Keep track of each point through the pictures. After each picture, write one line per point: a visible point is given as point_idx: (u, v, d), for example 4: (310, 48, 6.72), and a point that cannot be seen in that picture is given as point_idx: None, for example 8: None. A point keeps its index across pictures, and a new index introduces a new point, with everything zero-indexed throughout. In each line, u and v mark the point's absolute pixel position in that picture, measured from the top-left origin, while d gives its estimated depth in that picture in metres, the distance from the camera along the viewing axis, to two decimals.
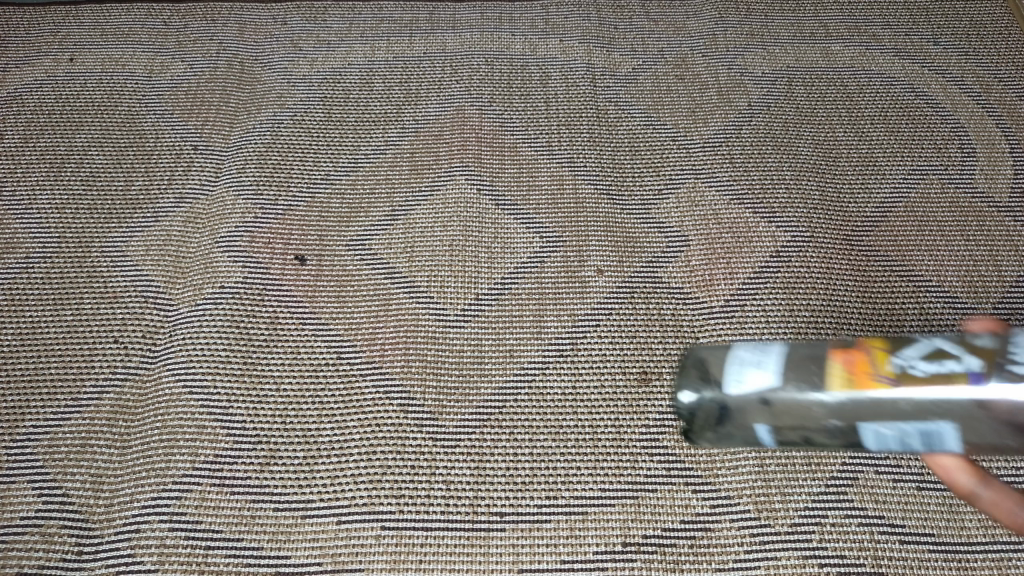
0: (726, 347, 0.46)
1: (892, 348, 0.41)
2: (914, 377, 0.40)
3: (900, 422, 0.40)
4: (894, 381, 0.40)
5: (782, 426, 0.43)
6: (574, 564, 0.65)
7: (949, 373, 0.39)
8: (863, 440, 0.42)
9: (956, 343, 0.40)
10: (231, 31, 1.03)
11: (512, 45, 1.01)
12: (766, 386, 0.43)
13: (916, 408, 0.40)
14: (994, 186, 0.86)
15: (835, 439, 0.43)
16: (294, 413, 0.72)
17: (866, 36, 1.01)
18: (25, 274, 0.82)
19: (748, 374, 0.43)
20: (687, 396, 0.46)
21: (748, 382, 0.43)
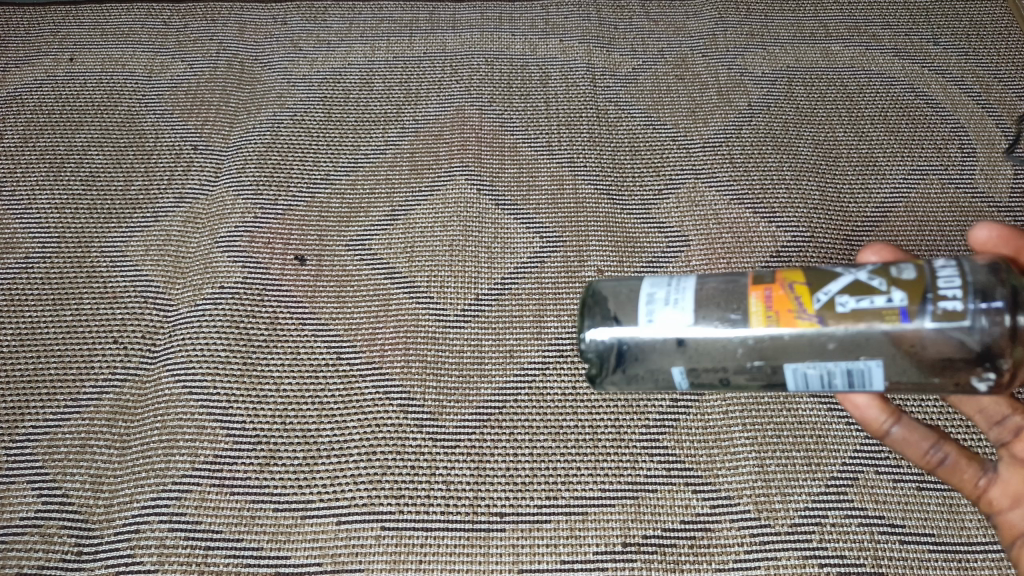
0: (634, 288, 0.53)
1: (815, 283, 0.50)
2: (843, 311, 0.49)
3: (824, 357, 0.50)
4: (807, 312, 0.50)
5: (691, 364, 0.52)
6: (574, 564, 0.65)
7: (877, 306, 0.49)
8: (770, 378, 0.52)
9: (874, 275, 0.50)
10: (231, 31, 1.03)
11: (512, 45, 1.01)
12: (676, 322, 0.51)
13: (843, 342, 0.49)
14: (994, 186, 0.86)
15: (738, 378, 0.52)
16: (294, 413, 0.72)
17: (866, 36, 1.01)
18: (25, 274, 0.82)
19: (659, 312, 0.51)
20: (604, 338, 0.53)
21: (661, 318, 0.51)
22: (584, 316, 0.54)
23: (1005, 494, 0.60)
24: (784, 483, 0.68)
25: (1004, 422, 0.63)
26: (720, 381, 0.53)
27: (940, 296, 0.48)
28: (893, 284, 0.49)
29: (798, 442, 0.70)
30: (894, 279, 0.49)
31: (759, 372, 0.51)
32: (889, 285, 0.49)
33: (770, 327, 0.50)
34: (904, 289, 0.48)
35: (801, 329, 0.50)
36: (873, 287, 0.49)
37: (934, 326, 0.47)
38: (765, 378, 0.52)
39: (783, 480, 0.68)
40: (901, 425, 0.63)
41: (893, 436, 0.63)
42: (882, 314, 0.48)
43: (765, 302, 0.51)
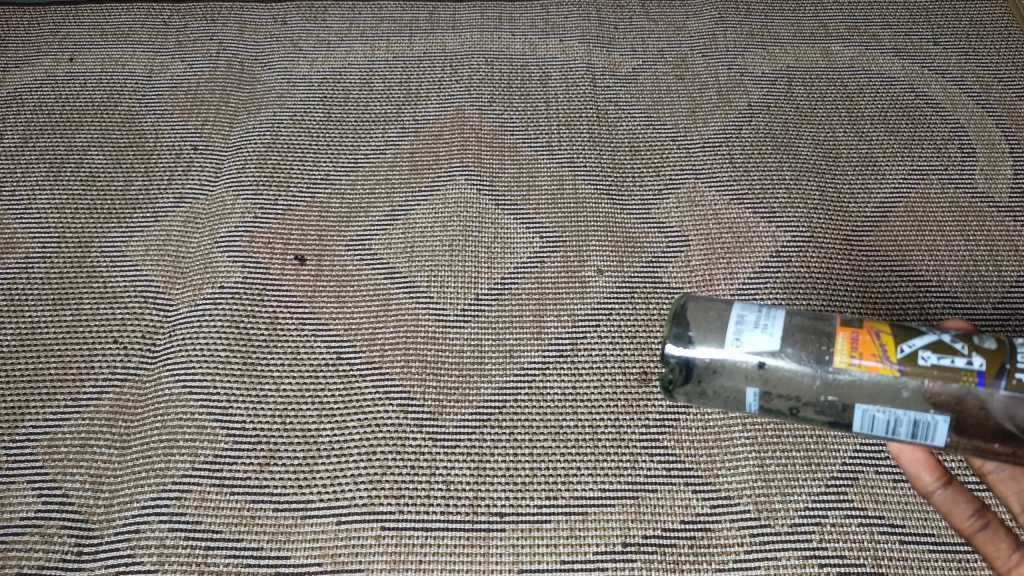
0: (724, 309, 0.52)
1: (900, 334, 0.51)
2: (924, 365, 0.50)
3: (896, 405, 0.50)
4: (891, 360, 0.50)
5: (767, 390, 0.51)
6: (574, 564, 0.65)
7: (956, 367, 0.49)
8: (839, 417, 0.51)
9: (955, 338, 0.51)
10: (231, 31, 1.03)
11: (512, 45, 1.01)
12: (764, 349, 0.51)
13: (916, 395, 0.49)
14: (994, 186, 0.86)
15: (808, 410, 0.52)
16: (294, 413, 0.72)
17: (865, 36, 1.01)
18: (24, 274, 0.82)
19: (748, 335, 0.51)
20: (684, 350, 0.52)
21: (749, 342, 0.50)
22: (672, 325, 0.52)
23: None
24: (784, 483, 0.68)
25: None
26: (791, 411, 0.52)
27: (1019, 367, 0.49)
28: (975, 349, 0.50)
29: (797, 442, 0.70)
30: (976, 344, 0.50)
31: (829, 408, 0.51)
32: (972, 348, 0.50)
33: (853, 368, 0.50)
34: (985, 356, 0.49)
35: (882, 375, 0.49)
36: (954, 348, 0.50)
37: (1008, 395, 0.48)
38: (833, 416, 0.51)
39: (783, 480, 0.68)
40: (950, 488, 0.60)
41: (939, 497, 0.61)
42: (960, 374, 0.49)
43: (851, 344, 0.50)
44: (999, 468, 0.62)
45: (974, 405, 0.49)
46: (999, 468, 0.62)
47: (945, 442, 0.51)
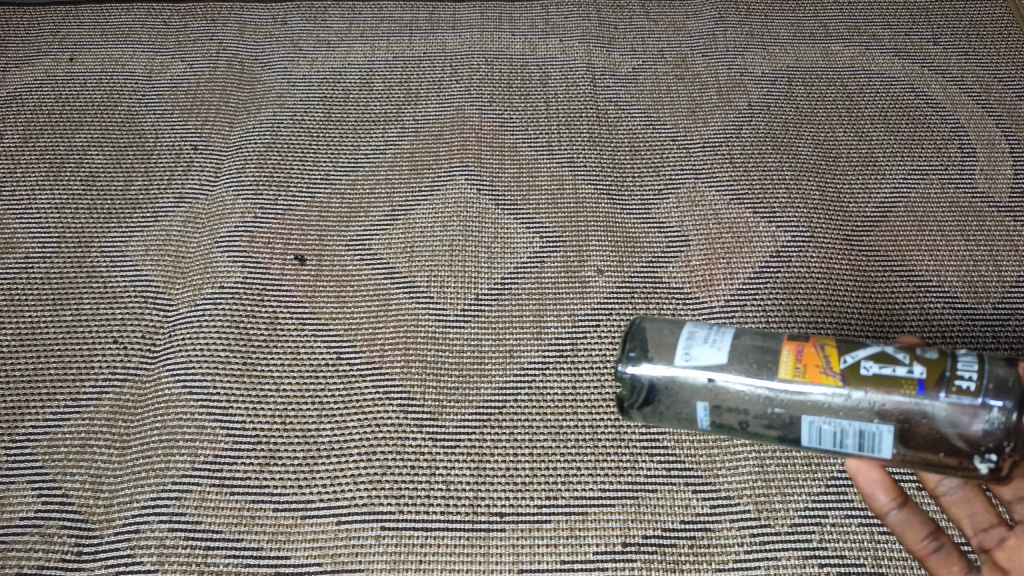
0: (674, 326, 0.53)
1: (843, 347, 0.51)
2: (866, 374, 0.49)
3: (841, 414, 0.49)
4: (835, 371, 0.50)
5: (717, 402, 0.51)
6: (574, 564, 0.65)
7: (897, 375, 0.49)
8: (787, 430, 0.51)
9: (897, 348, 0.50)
10: (231, 31, 1.03)
11: (512, 45, 1.01)
12: (714, 363, 0.51)
13: (859, 404, 0.49)
14: (994, 186, 0.86)
15: (757, 424, 0.51)
16: (294, 413, 0.72)
17: (865, 36, 1.01)
18: (25, 274, 0.82)
19: (697, 350, 0.52)
20: (635, 365, 0.52)
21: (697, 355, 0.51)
22: (623, 341, 0.53)
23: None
24: (784, 483, 0.68)
25: (990, 529, 0.60)
26: (741, 425, 0.52)
27: (957, 374, 0.48)
28: (915, 357, 0.49)
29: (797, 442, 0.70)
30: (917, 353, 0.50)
31: (778, 420, 0.50)
32: (912, 357, 0.49)
33: (796, 379, 0.50)
34: (926, 365, 0.49)
35: (825, 386, 0.49)
36: (894, 356, 0.50)
37: (948, 400, 0.47)
38: (782, 429, 0.51)
39: (783, 480, 0.68)
40: (905, 509, 0.58)
41: (894, 518, 0.58)
42: (901, 381, 0.48)
43: (795, 356, 0.51)
44: (952, 488, 0.61)
45: (915, 413, 0.48)
46: (952, 489, 0.61)
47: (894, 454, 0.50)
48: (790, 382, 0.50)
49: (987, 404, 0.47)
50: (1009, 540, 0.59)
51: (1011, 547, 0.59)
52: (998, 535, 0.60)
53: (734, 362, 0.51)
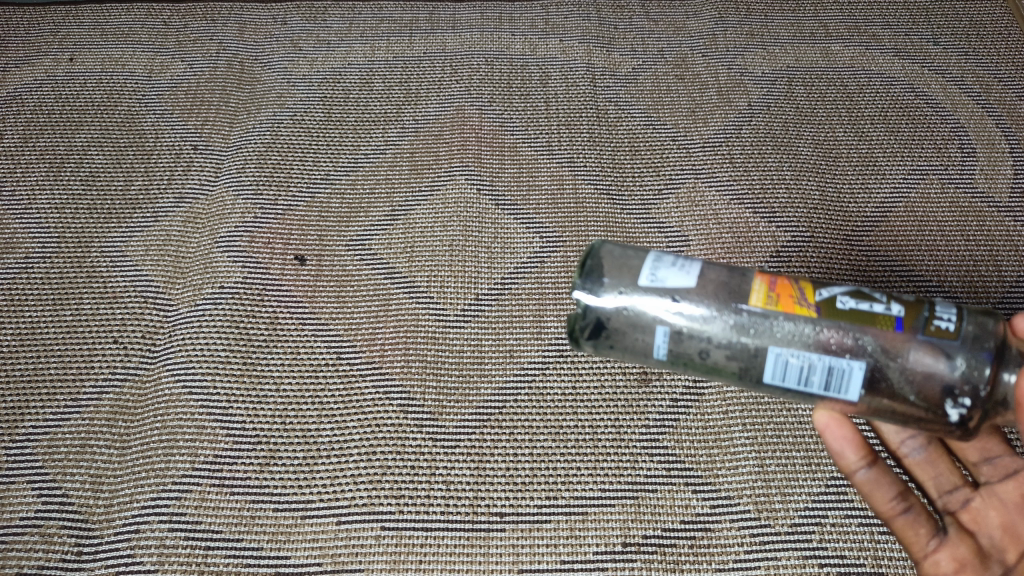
0: (638, 250, 0.52)
1: (819, 284, 0.50)
2: (842, 308, 0.48)
3: (810, 346, 0.48)
4: (807, 301, 0.49)
5: (675, 327, 0.49)
6: (574, 564, 0.65)
7: (874, 311, 0.48)
8: (750, 362, 0.49)
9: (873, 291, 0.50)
10: (231, 31, 1.03)
11: (512, 45, 1.01)
12: (679, 285, 0.49)
13: (831, 337, 0.48)
14: (994, 186, 0.86)
15: (719, 354, 0.49)
16: (294, 413, 0.72)
17: (865, 36, 1.01)
18: (24, 274, 0.82)
19: (663, 273, 0.50)
20: (588, 284, 0.50)
21: (663, 276, 0.50)
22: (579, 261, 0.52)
23: (950, 559, 0.57)
24: (784, 483, 0.68)
25: (954, 490, 0.61)
26: (700, 355, 0.49)
27: (934, 316, 0.48)
28: (892, 298, 0.49)
29: (798, 442, 0.70)
30: (893, 295, 0.49)
31: (741, 350, 0.48)
32: (888, 298, 0.49)
33: (768, 307, 0.48)
34: (903, 305, 0.48)
35: (797, 314, 0.48)
36: (872, 295, 0.49)
37: (924, 340, 0.47)
38: (744, 361, 0.49)
39: (783, 480, 0.68)
40: (872, 468, 0.59)
41: (862, 477, 0.59)
42: (877, 318, 0.48)
43: (766, 287, 0.50)
44: (914, 450, 0.63)
45: (889, 351, 0.47)
46: (914, 450, 0.62)
47: (859, 397, 0.49)
48: (761, 309, 0.48)
49: (960, 348, 0.47)
50: (974, 500, 0.59)
51: (975, 508, 0.59)
52: (962, 496, 0.60)
53: (700, 287, 0.49)
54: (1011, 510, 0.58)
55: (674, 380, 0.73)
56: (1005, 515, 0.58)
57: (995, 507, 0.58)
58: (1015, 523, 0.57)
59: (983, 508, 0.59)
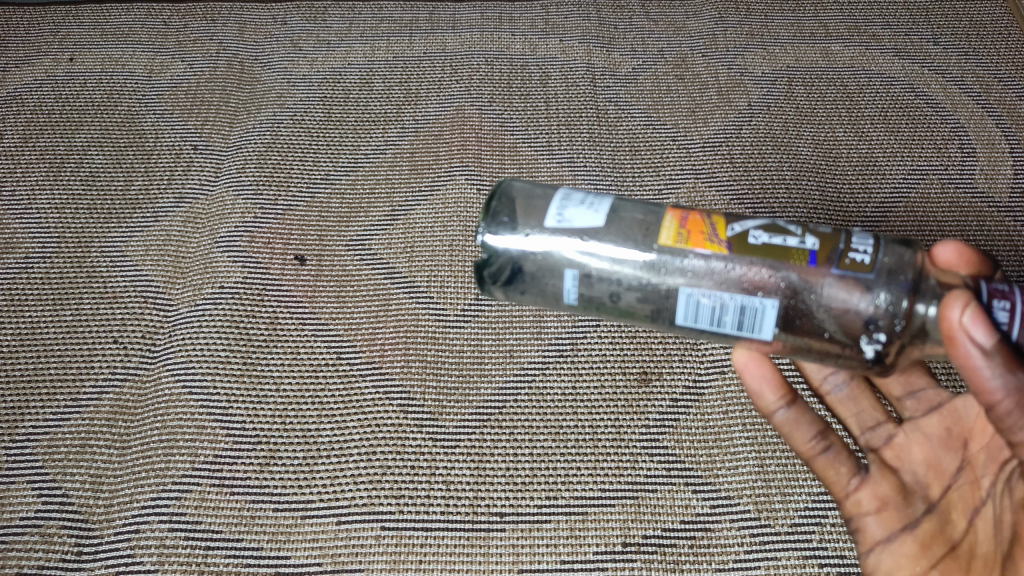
0: (546, 194, 0.55)
1: (732, 218, 0.52)
2: (756, 243, 0.50)
3: (724, 285, 0.50)
4: (719, 235, 0.50)
5: (586, 271, 0.52)
6: (575, 564, 0.65)
7: (788, 246, 0.50)
8: (663, 304, 0.52)
9: (789, 223, 0.51)
10: (231, 30, 1.03)
11: (512, 45, 1.01)
12: (587, 223, 0.52)
13: (745, 274, 0.50)
14: (994, 186, 0.86)
15: (629, 298, 0.52)
16: (294, 413, 0.72)
17: (865, 36, 1.01)
18: (24, 274, 0.82)
19: (570, 214, 0.53)
20: (495, 230, 0.54)
21: (572, 214, 0.53)
22: (486, 208, 0.55)
23: (871, 496, 0.59)
24: (784, 483, 0.68)
25: (877, 429, 0.64)
26: (611, 298, 0.53)
27: (850, 248, 0.49)
28: (807, 231, 0.50)
29: None
30: (809, 227, 0.51)
31: (652, 293, 0.51)
32: (804, 231, 0.50)
33: (678, 244, 0.51)
34: (818, 238, 0.50)
35: (708, 250, 0.50)
36: (787, 229, 0.50)
37: (839, 274, 0.49)
38: (656, 303, 0.52)
39: (783, 480, 0.68)
40: (792, 408, 0.61)
41: (781, 418, 0.61)
42: (792, 252, 0.49)
43: (679, 221, 0.52)
44: (836, 388, 0.66)
45: (805, 286, 0.49)
46: (837, 388, 0.66)
47: (774, 333, 0.51)
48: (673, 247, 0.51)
49: (876, 282, 0.48)
50: (896, 437, 0.63)
51: (898, 444, 0.62)
52: (885, 433, 0.63)
53: (609, 228, 0.52)
54: (934, 444, 0.61)
55: (674, 380, 0.73)
56: (928, 450, 0.61)
57: (918, 443, 0.61)
58: (936, 458, 0.60)
59: (906, 443, 0.62)
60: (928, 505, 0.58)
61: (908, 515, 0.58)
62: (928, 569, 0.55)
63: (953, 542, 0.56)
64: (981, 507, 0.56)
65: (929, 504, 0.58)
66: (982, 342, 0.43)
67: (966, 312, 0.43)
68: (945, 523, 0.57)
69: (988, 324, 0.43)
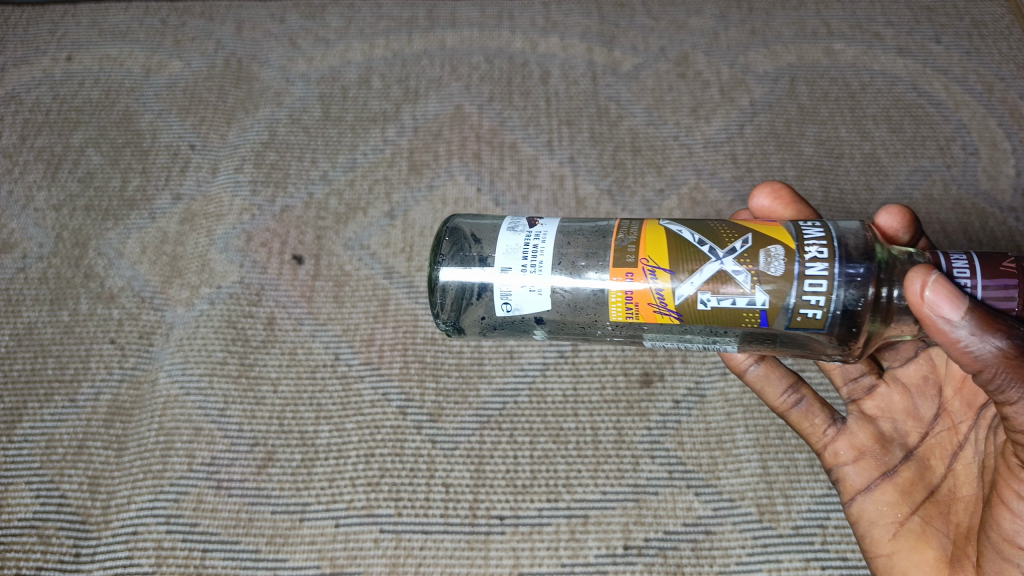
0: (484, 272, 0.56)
1: (681, 271, 0.52)
2: (705, 308, 0.52)
3: (682, 339, 0.55)
4: (668, 307, 0.53)
5: (549, 330, 0.57)
6: (574, 568, 0.64)
7: (738, 308, 0.52)
8: (631, 342, 0.58)
9: (740, 268, 0.52)
10: (227, 27, 1.01)
11: (512, 43, 0.99)
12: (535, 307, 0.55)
13: (700, 332, 0.54)
14: (996, 186, 0.85)
15: (599, 339, 0.58)
16: (292, 415, 0.71)
17: (868, 34, 0.99)
18: (21, 274, 0.81)
19: (518, 299, 0.54)
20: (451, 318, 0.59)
21: (516, 295, 0.54)
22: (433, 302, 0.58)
23: (850, 446, 0.63)
24: (786, 485, 0.67)
25: (859, 380, 0.67)
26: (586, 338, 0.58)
27: (802, 300, 0.50)
28: (759, 285, 0.51)
29: (801, 444, 0.69)
30: (761, 274, 0.51)
31: (619, 338, 0.57)
32: (756, 283, 0.51)
33: (630, 318, 0.54)
34: (769, 295, 0.51)
35: (659, 321, 0.53)
36: (739, 285, 0.51)
37: (789, 329, 0.52)
38: (626, 340, 0.58)
39: (785, 482, 0.67)
40: (761, 363, 0.65)
41: (753, 374, 0.66)
42: (742, 314, 0.52)
43: (624, 291, 0.53)
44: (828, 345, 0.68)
45: (761, 334, 0.53)
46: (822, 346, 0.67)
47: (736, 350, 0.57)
48: (625, 322, 0.54)
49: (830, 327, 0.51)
50: (878, 388, 0.66)
51: (879, 395, 0.65)
52: (866, 384, 0.66)
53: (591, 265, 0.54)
54: (913, 393, 0.64)
55: (676, 381, 0.72)
56: (908, 399, 0.64)
57: (899, 392, 0.64)
58: (915, 406, 0.64)
59: (886, 394, 0.65)
60: (906, 451, 0.61)
61: (886, 462, 0.61)
62: (909, 514, 0.58)
63: (932, 487, 0.59)
64: (960, 451, 0.59)
65: (907, 451, 0.61)
66: (949, 316, 0.46)
67: (925, 288, 0.47)
68: (925, 469, 0.60)
69: (952, 297, 0.46)
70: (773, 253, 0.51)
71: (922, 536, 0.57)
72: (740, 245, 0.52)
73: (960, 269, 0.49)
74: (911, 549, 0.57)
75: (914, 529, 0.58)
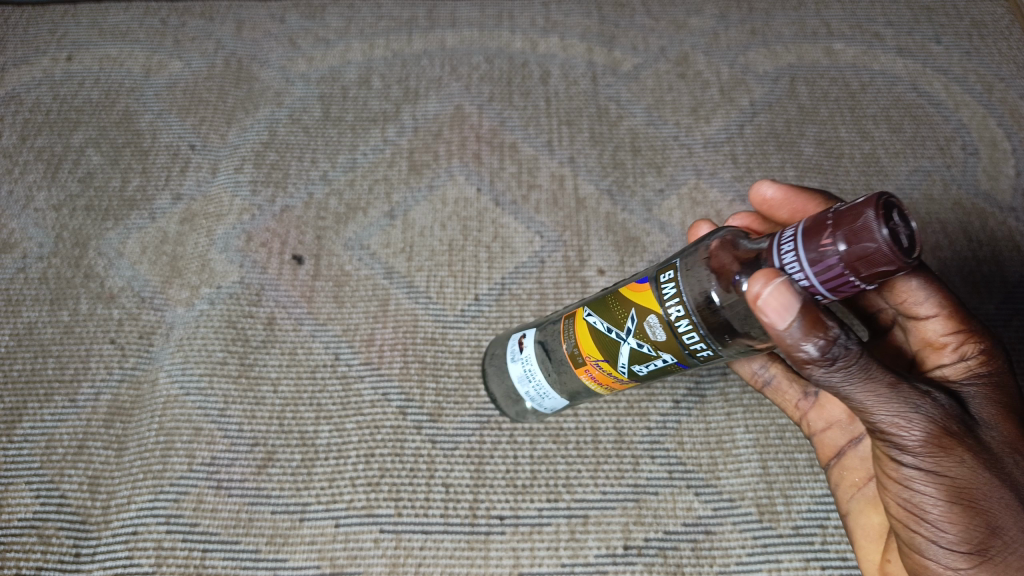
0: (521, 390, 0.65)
1: (607, 354, 0.56)
2: (642, 372, 0.56)
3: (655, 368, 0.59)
4: (626, 378, 0.58)
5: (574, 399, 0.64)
6: (574, 568, 0.64)
7: (661, 365, 0.55)
8: None
9: (642, 342, 0.54)
10: (226, 28, 1.01)
11: (512, 43, 0.99)
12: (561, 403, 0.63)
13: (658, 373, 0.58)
14: (996, 186, 0.86)
15: None
16: (292, 415, 0.71)
17: (868, 34, 0.99)
18: (21, 274, 0.81)
19: (548, 403, 0.63)
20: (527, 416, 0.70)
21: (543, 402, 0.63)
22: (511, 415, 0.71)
23: (821, 417, 0.64)
24: (785, 485, 0.67)
25: None
26: None
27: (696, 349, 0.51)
28: (658, 348, 0.53)
29: (801, 444, 0.69)
30: (655, 343, 0.53)
31: None
32: (656, 349, 0.53)
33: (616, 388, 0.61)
34: (670, 354, 0.53)
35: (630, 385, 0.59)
36: (648, 355, 0.54)
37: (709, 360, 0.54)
38: None
39: (784, 482, 0.67)
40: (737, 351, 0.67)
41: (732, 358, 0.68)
42: (669, 367, 0.55)
43: (596, 379, 0.59)
44: None
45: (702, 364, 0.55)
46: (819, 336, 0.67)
47: None
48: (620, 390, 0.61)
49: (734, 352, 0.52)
50: None
51: None
52: None
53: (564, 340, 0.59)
54: None
55: (677, 380, 0.72)
56: None
57: None
58: None
59: None
60: None
61: (853, 430, 0.62)
62: (865, 480, 0.60)
63: None
64: None
65: None
66: (778, 325, 0.45)
67: (760, 298, 0.44)
68: None
69: (781, 307, 0.44)
70: (653, 325, 0.53)
71: (873, 501, 0.59)
72: (631, 322, 0.54)
73: (790, 257, 0.44)
74: (861, 512, 0.60)
75: (868, 495, 0.60)
